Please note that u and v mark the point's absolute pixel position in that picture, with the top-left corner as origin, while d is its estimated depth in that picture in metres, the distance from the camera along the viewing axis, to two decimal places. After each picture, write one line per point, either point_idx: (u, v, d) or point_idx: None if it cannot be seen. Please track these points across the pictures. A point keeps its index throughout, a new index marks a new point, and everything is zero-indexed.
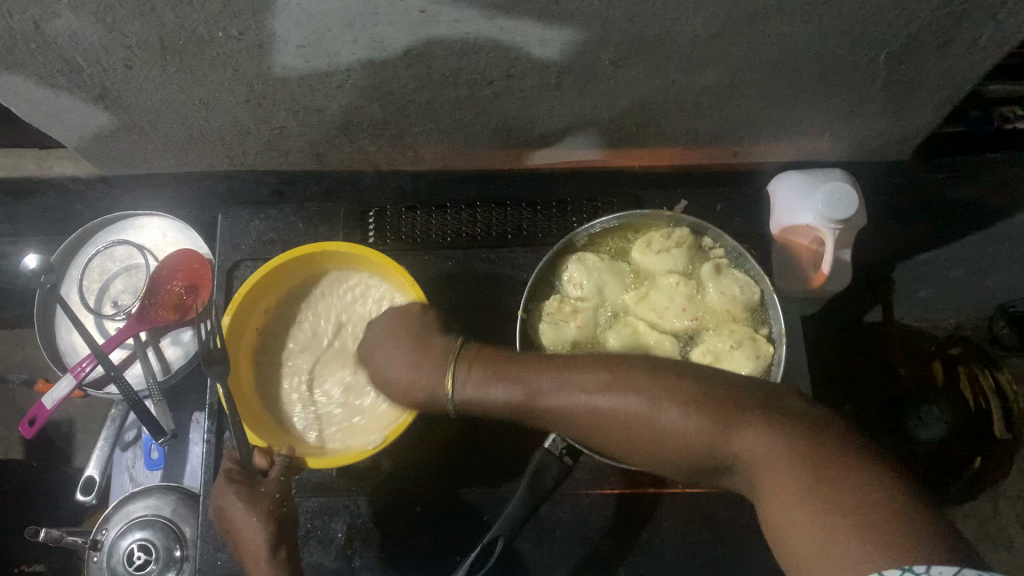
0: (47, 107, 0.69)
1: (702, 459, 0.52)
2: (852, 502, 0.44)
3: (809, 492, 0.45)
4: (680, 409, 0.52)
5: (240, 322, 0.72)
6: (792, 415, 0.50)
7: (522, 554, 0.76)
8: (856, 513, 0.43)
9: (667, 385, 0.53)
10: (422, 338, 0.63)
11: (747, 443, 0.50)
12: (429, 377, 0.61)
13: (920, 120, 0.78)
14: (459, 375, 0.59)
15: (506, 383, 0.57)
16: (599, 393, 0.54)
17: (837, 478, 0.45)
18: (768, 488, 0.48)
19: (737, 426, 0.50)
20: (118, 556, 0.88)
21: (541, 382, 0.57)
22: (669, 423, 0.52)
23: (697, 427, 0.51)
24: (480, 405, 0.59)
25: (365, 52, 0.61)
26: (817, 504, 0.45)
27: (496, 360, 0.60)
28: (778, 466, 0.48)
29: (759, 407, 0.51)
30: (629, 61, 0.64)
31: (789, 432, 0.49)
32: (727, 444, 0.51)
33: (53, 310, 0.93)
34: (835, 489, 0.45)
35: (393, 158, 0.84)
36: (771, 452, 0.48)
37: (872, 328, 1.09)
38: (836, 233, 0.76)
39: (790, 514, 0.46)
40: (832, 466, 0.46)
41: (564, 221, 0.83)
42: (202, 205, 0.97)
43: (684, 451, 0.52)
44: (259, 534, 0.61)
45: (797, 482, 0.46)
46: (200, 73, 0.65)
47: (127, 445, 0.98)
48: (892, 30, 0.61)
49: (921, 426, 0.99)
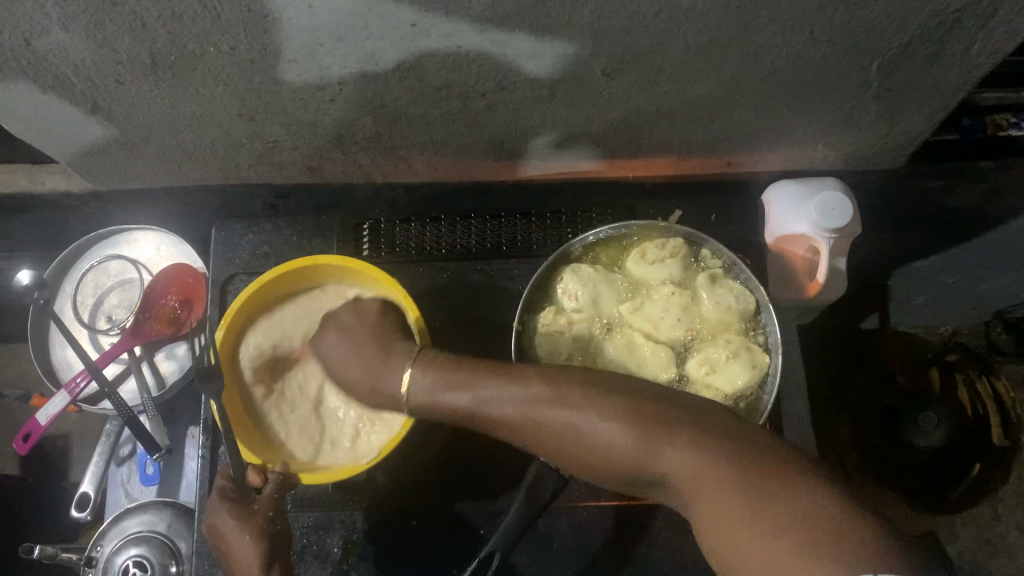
0: (38, 123, 0.69)
1: (629, 469, 0.54)
2: (778, 514, 0.47)
3: (744, 503, 0.48)
4: (608, 420, 0.54)
5: (231, 338, 0.71)
6: (718, 427, 0.52)
7: (519, 567, 0.75)
8: (789, 521, 0.46)
9: (596, 398, 0.56)
10: (380, 343, 0.68)
11: (674, 460, 0.52)
12: (387, 381, 0.65)
13: (913, 128, 0.78)
14: (415, 375, 0.63)
15: (455, 392, 0.60)
16: (541, 406, 0.56)
17: (768, 494, 0.48)
18: (699, 500, 0.51)
19: (666, 441, 0.52)
20: (113, 572, 0.88)
21: (483, 393, 0.59)
22: (599, 431, 0.54)
23: (624, 438, 0.53)
24: (433, 410, 0.62)
25: (357, 66, 0.61)
26: (745, 516, 0.48)
27: (447, 370, 0.62)
28: (709, 481, 0.50)
29: (683, 419, 0.53)
30: (622, 72, 0.64)
31: (718, 448, 0.51)
32: (656, 460, 0.53)
33: (47, 325, 0.93)
34: (762, 503, 0.47)
35: (386, 171, 0.84)
36: (704, 467, 0.50)
37: (871, 336, 1.09)
38: (831, 242, 0.77)
39: (724, 527, 0.48)
40: (762, 482, 0.48)
41: (559, 232, 0.83)
42: (196, 219, 0.96)
43: (615, 463, 0.54)
44: (252, 553, 0.60)
45: (729, 496, 0.49)
46: (191, 88, 0.64)
47: (122, 460, 0.98)
48: (883, 39, 0.61)
49: (920, 433, 1.02)
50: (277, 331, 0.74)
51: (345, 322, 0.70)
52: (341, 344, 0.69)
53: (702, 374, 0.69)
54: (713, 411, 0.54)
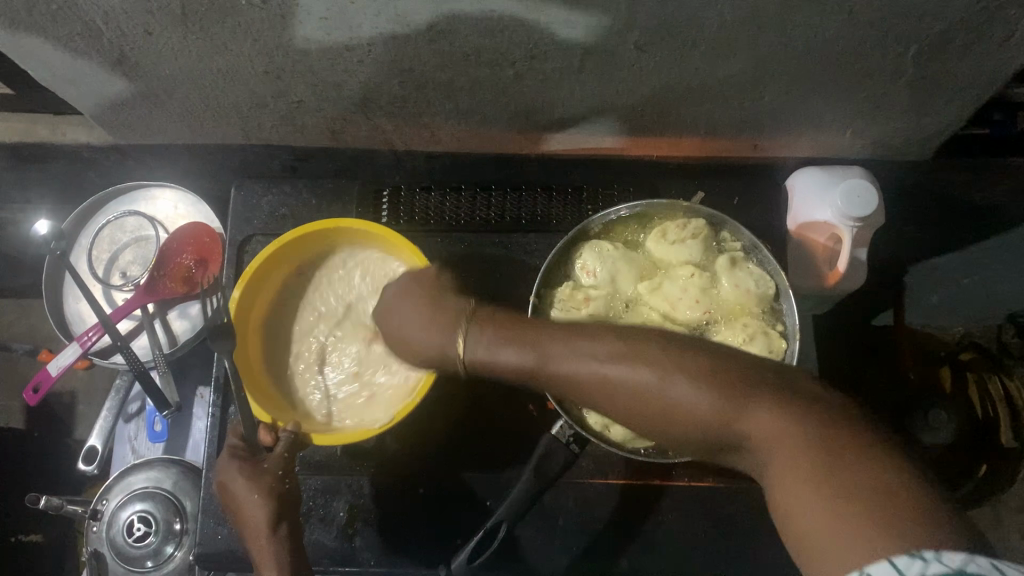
0: (64, 71, 0.69)
1: (710, 437, 0.49)
2: (862, 489, 0.41)
3: (828, 479, 0.43)
4: (687, 382, 0.49)
5: (248, 297, 0.71)
6: (806, 398, 0.47)
7: (523, 541, 0.75)
8: (877, 502, 0.41)
9: (672, 356, 0.51)
10: (442, 299, 0.62)
11: (754, 425, 0.47)
12: (442, 338, 0.59)
13: (944, 118, 0.77)
14: (471, 336, 0.58)
15: (518, 348, 0.56)
16: (614, 361, 0.52)
17: (852, 464, 0.43)
18: (779, 471, 0.46)
19: (746, 404, 0.48)
20: (118, 527, 0.88)
21: (550, 349, 0.55)
22: (677, 398, 0.49)
23: (701, 400, 0.49)
24: (491, 367, 0.57)
25: (388, 27, 0.61)
26: (825, 489, 0.42)
27: (511, 324, 0.58)
28: (794, 452, 0.45)
29: (768, 387, 0.48)
30: (655, 46, 0.63)
31: (805, 418, 0.46)
32: (736, 423, 0.48)
33: (62, 279, 0.92)
34: (844, 476, 0.42)
35: (409, 138, 0.83)
36: (787, 435, 0.46)
37: (885, 332, 1.07)
38: (853, 231, 0.76)
39: (799, 498, 0.44)
40: (848, 453, 0.43)
41: (580, 208, 0.82)
42: (214, 178, 0.96)
43: (686, 426, 0.50)
44: (260, 510, 0.60)
45: (806, 465, 0.44)
46: (220, 42, 0.64)
47: (129, 417, 0.98)
48: (923, 24, 0.60)
49: (926, 429, 0.98)
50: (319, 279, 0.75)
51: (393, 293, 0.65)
52: (405, 298, 0.63)
53: None
54: (812, 384, 0.49)
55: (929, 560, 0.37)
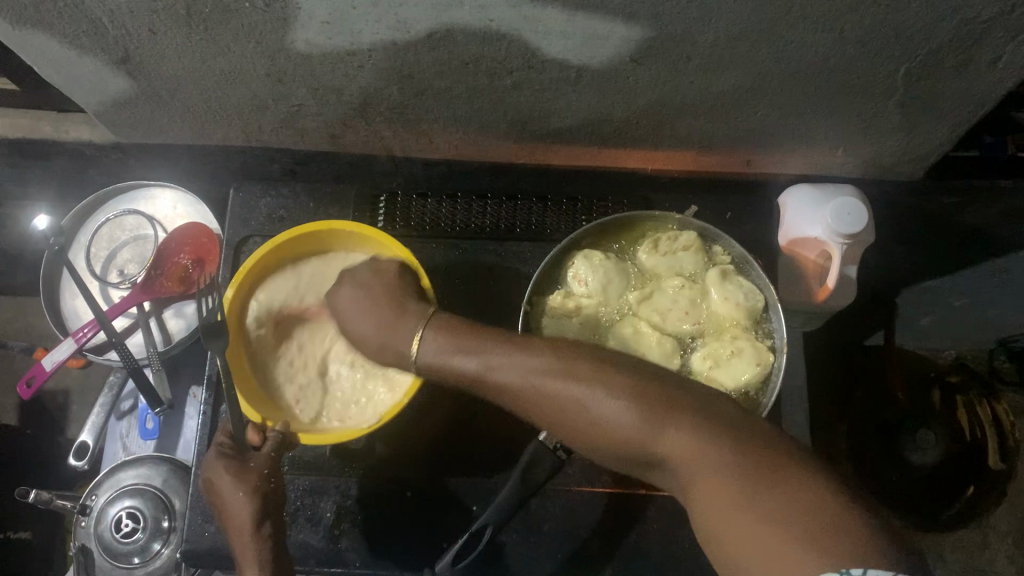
0: (68, 68, 0.70)
1: (630, 452, 0.51)
2: (779, 508, 0.44)
3: (749, 498, 0.45)
4: (616, 399, 0.51)
5: (242, 296, 0.72)
6: (725, 418, 0.49)
7: (507, 547, 0.75)
8: (793, 519, 0.43)
9: (601, 373, 0.53)
10: (399, 300, 0.65)
11: (673, 445, 0.49)
12: (401, 336, 0.62)
13: (935, 139, 0.78)
14: (426, 339, 0.61)
15: (467, 356, 0.58)
16: (549, 376, 0.54)
17: (775, 483, 0.45)
18: (698, 489, 0.47)
19: (669, 422, 0.49)
20: (106, 522, 0.88)
21: (494, 358, 0.56)
22: (604, 409, 0.51)
23: (627, 418, 0.50)
24: (441, 372, 0.59)
25: (388, 33, 0.62)
26: (744, 508, 0.45)
27: (460, 333, 0.60)
28: (715, 471, 0.47)
29: (688, 404, 0.50)
30: (649, 59, 0.64)
31: (721, 436, 0.48)
32: (654, 442, 0.50)
33: (59, 274, 0.93)
34: (757, 496, 0.45)
35: (407, 144, 0.85)
36: (704, 455, 0.48)
37: (874, 351, 1.07)
38: (844, 248, 0.77)
39: (720, 516, 0.46)
40: (765, 473, 0.46)
41: (575, 218, 0.84)
42: (214, 180, 0.97)
43: (613, 441, 0.51)
44: (246, 508, 0.60)
45: (726, 485, 0.46)
46: (223, 44, 0.65)
47: (122, 414, 0.98)
48: (914, 44, 0.61)
49: (914, 450, 1.00)
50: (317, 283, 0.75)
51: (360, 278, 0.68)
52: (359, 297, 0.66)
53: (705, 370, 0.70)
54: (727, 405, 0.51)
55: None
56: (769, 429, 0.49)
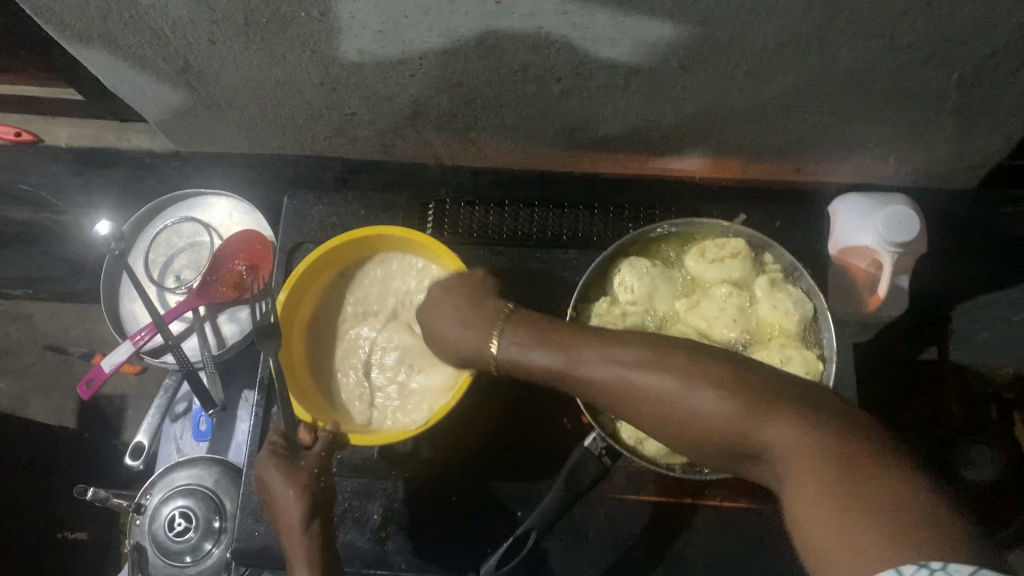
0: (132, 78, 0.72)
1: (725, 444, 0.49)
2: (873, 504, 0.41)
3: (845, 492, 0.42)
4: (714, 392, 0.49)
5: (293, 299, 0.73)
6: (834, 416, 0.47)
7: (552, 552, 0.75)
8: (899, 515, 0.40)
9: (698, 365, 0.50)
10: (476, 304, 0.63)
11: (775, 437, 0.47)
12: (478, 339, 0.61)
13: (989, 147, 0.77)
14: (506, 337, 0.59)
15: (549, 349, 0.56)
16: (640, 368, 0.52)
17: (876, 480, 0.42)
18: (797, 482, 0.45)
19: (770, 418, 0.47)
20: (160, 521, 0.90)
21: (579, 352, 0.55)
22: (700, 402, 0.49)
23: (723, 409, 0.48)
24: (523, 369, 0.58)
25: (439, 41, 0.63)
26: (845, 499, 0.42)
27: (541, 326, 0.59)
28: (820, 463, 0.44)
29: (794, 400, 0.48)
30: (697, 65, 0.64)
31: (826, 431, 0.45)
32: (756, 431, 0.47)
33: (119, 279, 0.96)
34: (865, 492, 0.42)
35: (456, 153, 0.86)
36: (807, 449, 0.45)
37: (927, 368, 1.02)
38: (895, 257, 0.75)
39: (820, 515, 0.43)
40: (869, 467, 0.43)
41: (622, 228, 0.84)
42: (268, 189, 1.00)
43: (708, 433, 0.49)
44: (295, 506, 0.61)
45: (829, 476, 0.44)
46: (279, 53, 0.67)
47: (176, 417, 1.01)
48: (969, 49, 0.61)
49: (968, 466, 0.96)
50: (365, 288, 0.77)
51: (446, 282, 0.68)
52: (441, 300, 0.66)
53: None
54: (831, 399, 0.48)
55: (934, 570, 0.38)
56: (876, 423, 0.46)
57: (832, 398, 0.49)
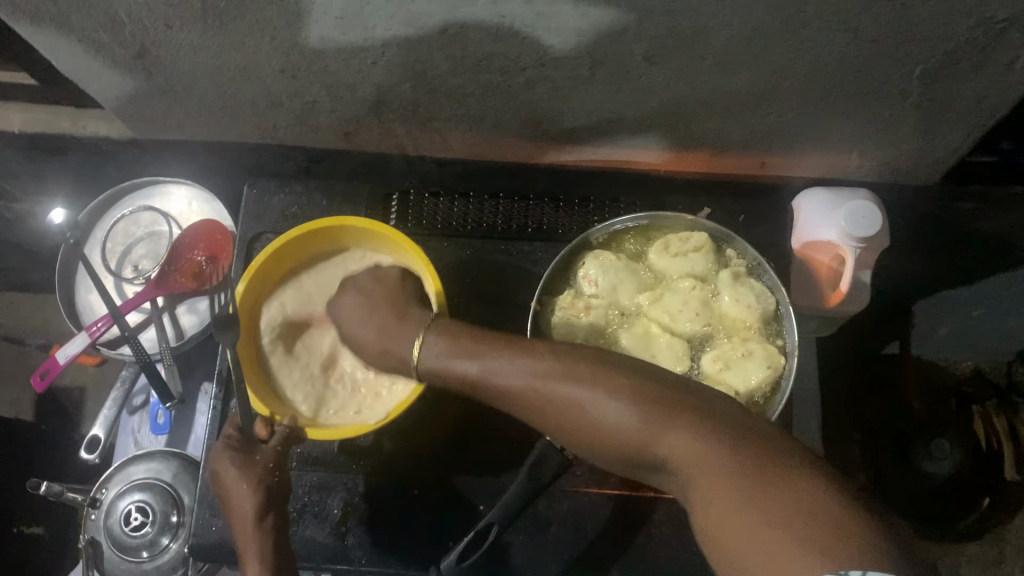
0: (86, 62, 0.70)
1: (629, 451, 0.50)
2: (780, 509, 0.43)
3: (747, 499, 0.44)
4: (621, 401, 0.50)
5: (253, 290, 0.72)
6: (726, 418, 0.48)
7: (513, 546, 0.75)
8: (803, 522, 0.42)
9: (606, 377, 0.51)
10: (395, 307, 0.66)
11: (675, 444, 0.48)
12: (401, 345, 0.62)
13: (951, 143, 0.77)
14: (429, 343, 0.60)
15: (470, 361, 0.57)
16: (553, 379, 0.52)
17: (776, 485, 0.44)
18: (703, 490, 0.46)
19: (671, 426, 0.48)
20: (115, 515, 0.89)
21: (496, 362, 0.55)
22: (608, 411, 0.50)
23: (633, 421, 0.49)
24: (444, 377, 0.59)
25: (402, 28, 0.62)
26: (749, 510, 0.43)
27: (464, 336, 0.59)
28: (720, 470, 0.46)
29: (692, 407, 0.49)
30: (662, 57, 0.64)
31: (723, 437, 0.47)
32: (659, 443, 0.48)
33: (75, 269, 0.94)
34: (767, 500, 0.43)
35: (421, 143, 0.85)
36: (707, 455, 0.46)
37: (889, 363, 1.05)
38: (857, 252, 0.77)
39: (727, 525, 0.44)
40: (770, 476, 0.44)
41: (587, 220, 0.84)
42: (230, 177, 0.98)
43: (619, 445, 0.50)
44: (249, 501, 0.60)
45: (730, 486, 0.45)
46: (238, 38, 0.65)
47: (134, 409, 1.00)
48: (933, 44, 0.61)
49: (931, 459, 0.95)
50: (322, 284, 0.76)
51: (361, 283, 0.70)
52: (357, 301, 0.68)
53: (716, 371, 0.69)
54: (726, 406, 0.50)
55: None
56: (773, 430, 0.48)
57: (730, 402, 0.51)
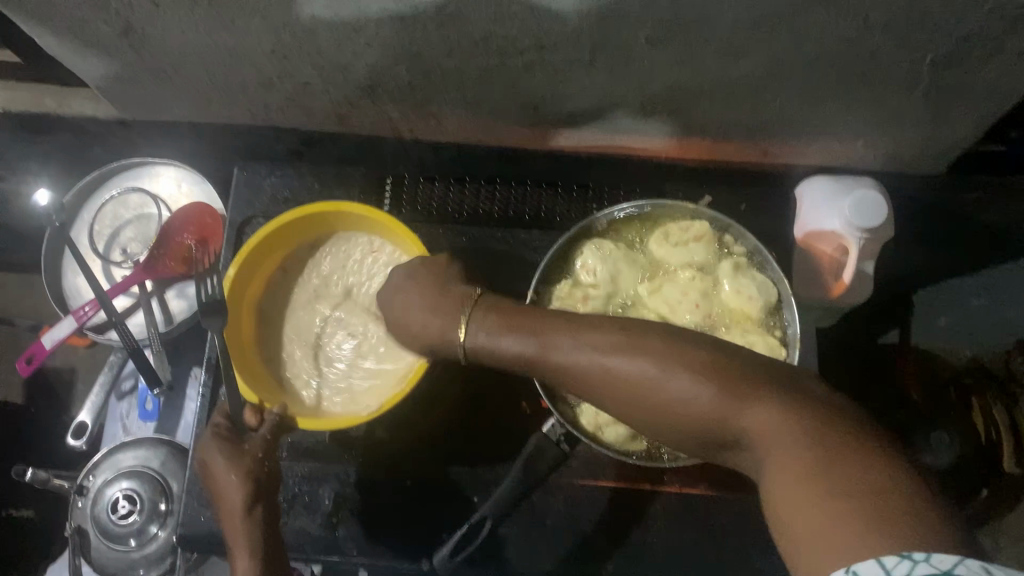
0: (70, 40, 0.68)
1: (704, 428, 0.48)
2: (858, 487, 0.40)
3: (824, 473, 0.42)
4: (691, 376, 0.47)
5: (242, 276, 0.70)
6: (805, 395, 0.46)
7: (508, 539, 0.74)
8: (877, 500, 0.40)
9: (680, 349, 0.49)
10: (443, 284, 0.61)
11: (761, 421, 0.45)
12: (444, 325, 0.59)
13: (958, 132, 0.76)
14: (474, 320, 0.57)
15: (519, 332, 0.55)
16: (617, 352, 0.50)
17: (849, 461, 0.42)
18: (779, 469, 0.44)
19: (753, 401, 0.46)
20: (103, 503, 0.87)
21: (554, 335, 0.53)
22: (680, 387, 0.47)
23: (704, 394, 0.47)
24: (489, 352, 0.56)
25: (397, 9, 0.60)
26: (818, 484, 0.42)
27: (510, 309, 0.57)
28: (800, 447, 0.43)
29: (773, 384, 0.47)
30: (665, 41, 0.62)
31: (809, 416, 0.45)
32: (738, 417, 0.46)
33: (62, 252, 0.92)
34: (842, 476, 0.41)
35: (416, 126, 0.83)
36: (788, 431, 0.44)
37: (890, 351, 1.01)
38: (862, 243, 0.74)
39: (800, 504, 0.42)
40: (845, 452, 0.42)
41: (585, 208, 0.82)
42: (220, 160, 0.96)
43: (688, 418, 0.48)
44: (238, 491, 0.59)
45: (807, 461, 0.43)
46: (227, 17, 0.63)
47: (122, 395, 0.98)
48: (945, 31, 0.59)
49: (935, 453, 0.87)
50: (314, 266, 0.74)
51: (396, 278, 0.64)
52: (400, 288, 0.63)
53: None
54: (815, 386, 0.48)
55: (917, 561, 0.37)
56: (852, 407, 0.46)
57: (811, 380, 0.48)
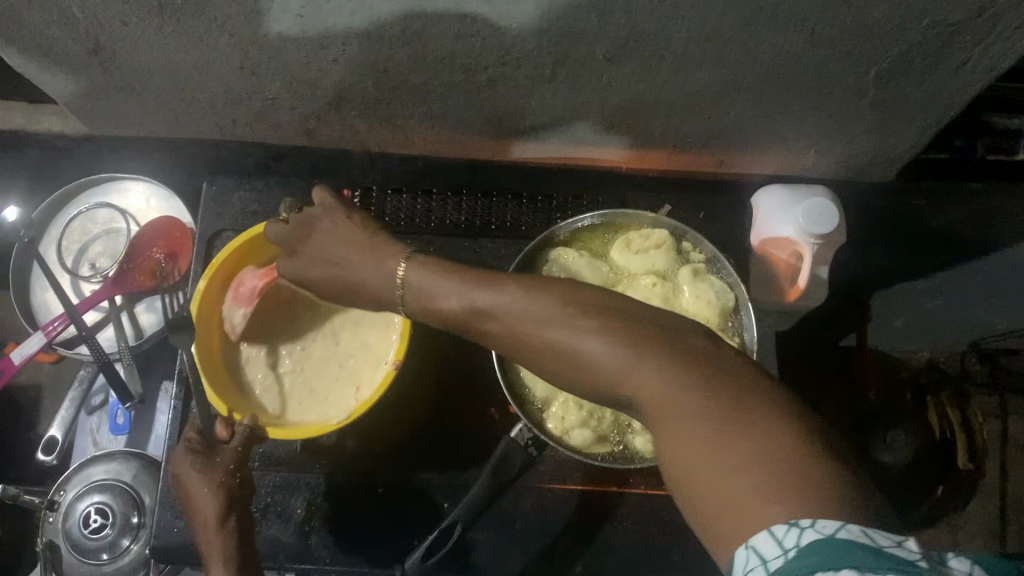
0: (39, 59, 0.69)
1: (608, 391, 0.45)
2: (762, 456, 0.38)
3: (728, 444, 0.40)
4: (604, 338, 0.45)
5: (212, 289, 0.71)
6: (711, 361, 0.43)
7: (479, 542, 0.75)
8: (777, 471, 0.38)
9: (593, 310, 0.46)
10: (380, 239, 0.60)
11: (658, 389, 0.43)
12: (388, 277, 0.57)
13: (904, 141, 0.79)
14: (413, 272, 0.56)
15: (450, 294, 0.52)
16: (535, 317, 0.47)
17: (753, 431, 0.39)
18: (681, 439, 0.42)
19: (652, 367, 0.43)
20: (73, 518, 0.88)
21: (477, 295, 0.51)
22: (590, 349, 0.45)
23: (614, 358, 0.44)
24: (429, 315, 0.55)
25: (362, 27, 0.62)
26: (721, 456, 0.40)
27: (445, 266, 0.55)
28: (701, 419, 0.41)
29: (678, 349, 0.44)
30: (623, 56, 0.64)
31: (713, 384, 0.42)
32: (640, 383, 0.44)
33: (30, 267, 0.92)
34: (741, 447, 0.39)
35: (383, 139, 0.85)
36: (689, 401, 0.42)
37: (846, 353, 1.03)
38: (815, 248, 0.77)
39: (701, 476, 0.40)
40: (747, 422, 0.40)
41: (549, 217, 0.84)
42: (188, 174, 0.97)
43: (596, 382, 0.46)
44: (211, 502, 0.60)
45: (708, 429, 0.41)
46: (195, 35, 0.64)
47: (93, 409, 0.98)
48: (886, 46, 0.62)
49: (888, 450, 0.99)
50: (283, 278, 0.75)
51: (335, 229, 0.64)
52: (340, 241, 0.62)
53: None
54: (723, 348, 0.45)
55: (805, 528, 0.35)
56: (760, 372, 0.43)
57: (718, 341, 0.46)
